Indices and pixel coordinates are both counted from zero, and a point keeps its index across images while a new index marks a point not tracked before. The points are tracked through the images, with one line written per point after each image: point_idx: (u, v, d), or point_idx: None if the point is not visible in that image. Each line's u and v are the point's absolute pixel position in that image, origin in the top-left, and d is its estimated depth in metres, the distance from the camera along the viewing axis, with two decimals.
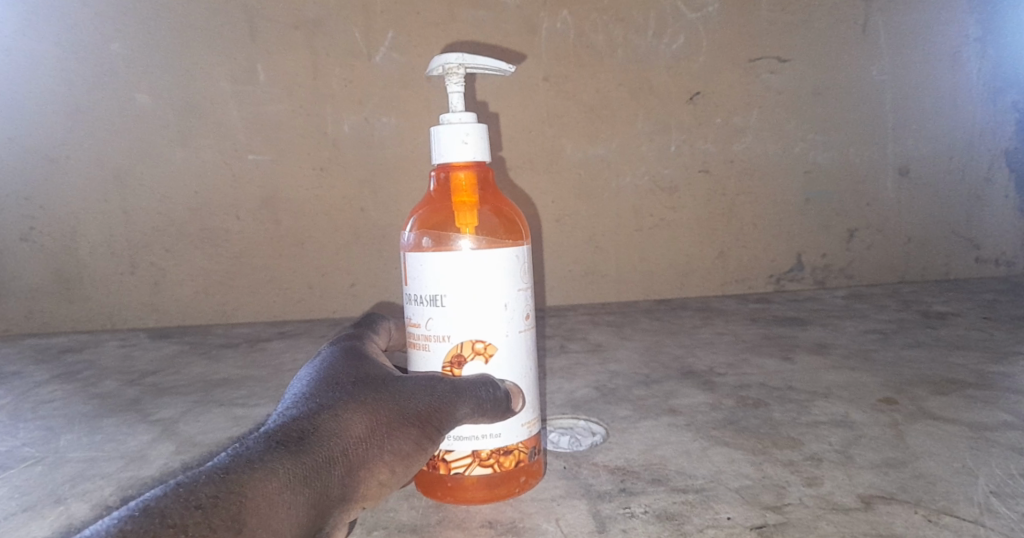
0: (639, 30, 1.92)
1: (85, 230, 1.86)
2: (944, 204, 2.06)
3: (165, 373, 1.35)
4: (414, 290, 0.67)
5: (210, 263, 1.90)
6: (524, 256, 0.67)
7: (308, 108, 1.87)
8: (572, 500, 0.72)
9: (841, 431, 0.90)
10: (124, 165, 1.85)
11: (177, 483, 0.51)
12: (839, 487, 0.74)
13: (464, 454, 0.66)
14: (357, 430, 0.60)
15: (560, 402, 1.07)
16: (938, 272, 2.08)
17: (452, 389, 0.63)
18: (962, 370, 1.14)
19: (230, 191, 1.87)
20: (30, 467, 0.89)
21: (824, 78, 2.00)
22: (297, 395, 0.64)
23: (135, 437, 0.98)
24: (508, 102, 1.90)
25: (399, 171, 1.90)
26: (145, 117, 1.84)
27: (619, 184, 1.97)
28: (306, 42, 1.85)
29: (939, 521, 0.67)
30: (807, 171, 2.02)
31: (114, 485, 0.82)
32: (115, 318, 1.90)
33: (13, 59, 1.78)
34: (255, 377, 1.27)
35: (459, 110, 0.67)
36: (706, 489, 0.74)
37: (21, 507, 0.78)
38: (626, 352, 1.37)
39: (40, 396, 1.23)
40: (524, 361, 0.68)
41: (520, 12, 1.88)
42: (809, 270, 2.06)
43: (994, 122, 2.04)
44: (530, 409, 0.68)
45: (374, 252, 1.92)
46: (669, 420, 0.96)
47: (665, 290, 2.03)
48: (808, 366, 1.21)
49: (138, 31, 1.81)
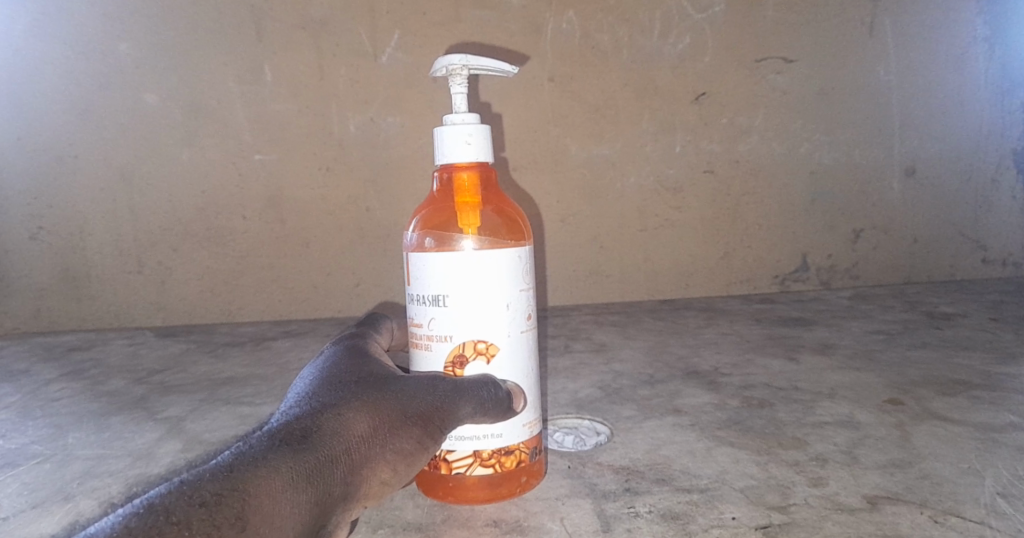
0: (643, 30, 1.92)
1: (92, 228, 1.87)
2: (949, 205, 2.05)
3: (170, 371, 1.36)
4: (416, 290, 0.67)
5: (215, 263, 1.90)
6: (526, 256, 0.68)
7: (313, 108, 1.87)
8: (576, 499, 0.72)
9: (846, 431, 0.90)
10: (131, 164, 1.86)
11: (181, 481, 0.51)
12: (845, 488, 0.74)
13: (466, 454, 0.66)
14: (360, 429, 0.60)
15: (563, 401, 1.07)
16: (943, 272, 2.08)
17: (454, 388, 0.63)
18: (967, 371, 1.14)
19: (235, 191, 1.88)
20: (38, 464, 0.90)
21: (829, 79, 1.99)
22: (299, 394, 0.64)
23: (141, 435, 0.99)
24: (513, 102, 1.90)
25: (403, 171, 1.90)
26: (152, 117, 1.85)
27: (623, 184, 1.97)
28: (312, 42, 1.85)
29: (945, 522, 0.67)
30: (812, 171, 2.02)
31: (121, 483, 0.82)
32: (121, 317, 1.90)
33: (19, 59, 1.79)
34: (260, 376, 1.28)
35: (462, 111, 0.68)
36: (710, 489, 0.74)
37: (29, 504, 0.78)
38: (630, 352, 1.38)
39: (48, 394, 1.24)
40: (525, 361, 0.68)
41: (524, 12, 1.88)
42: (814, 271, 2.05)
43: (999, 122, 2.03)
44: (532, 410, 0.68)
45: (378, 251, 1.92)
46: (673, 420, 0.96)
47: (669, 290, 2.03)
48: (813, 367, 1.20)
49: (144, 31, 1.81)
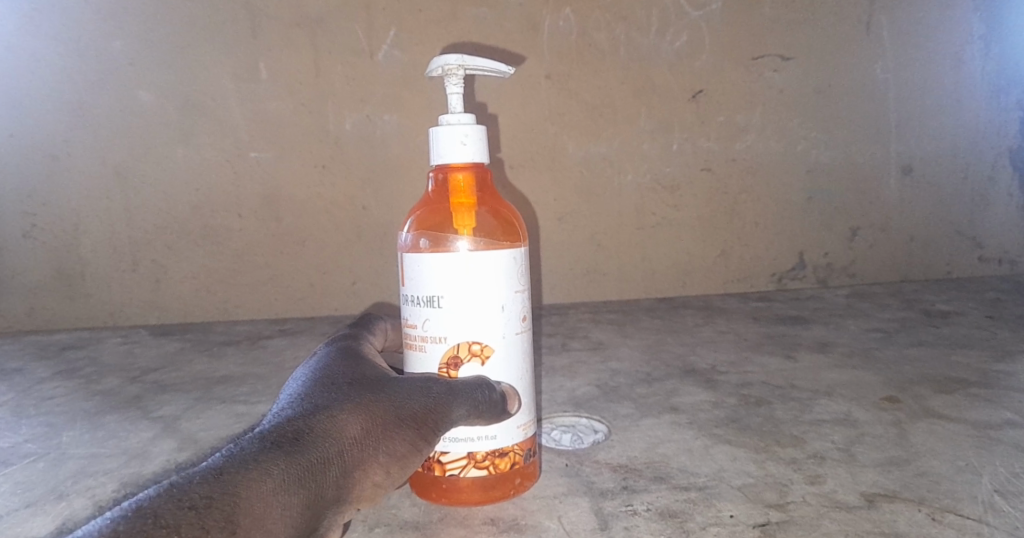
0: (641, 29, 1.92)
1: (87, 227, 1.86)
2: (946, 203, 2.06)
3: (166, 370, 1.35)
4: (411, 291, 0.66)
5: (211, 261, 1.90)
6: (522, 257, 0.67)
7: (310, 106, 1.87)
8: (574, 497, 0.72)
9: (843, 429, 0.90)
10: (127, 162, 1.85)
11: (171, 484, 0.51)
12: (842, 486, 0.74)
13: (460, 456, 0.66)
14: (353, 431, 0.60)
15: (561, 400, 1.07)
16: (940, 271, 2.08)
17: (448, 390, 0.63)
18: (964, 369, 1.14)
19: (231, 189, 1.87)
20: (32, 463, 0.89)
21: (826, 78, 1.99)
22: (292, 395, 0.63)
23: (136, 433, 0.98)
24: (510, 100, 1.90)
25: (400, 170, 1.90)
26: (148, 116, 1.84)
27: (620, 182, 1.97)
28: (308, 40, 1.85)
29: (943, 519, 0.67)
30: (809, 170, 2.02)
31: (115, 482, 0.82)
32: (117, 316, 1.90)
33: (15, 56, 1.78)
34: (256, 375, 1.27)
35: (457, 111, 0.67)
36: (708, 488, 0.74)
37: (23, 503, 0.78)
38: (628, 350, 1.37)
39: (42, 393, 1.23)
40: (520, 363, 0.67)
41: (521, 10, 1.88)
42: (811, 269, 2.06)
43: (996, 120, 2.04)
44: (526, 412, 0.68)
45: (375, 250, 1.92)
46: (671, 418, 0.96)
47: (666, 289, 2.03)
48: (810, 365, 1.20)
49: (140, 28, 1.80)
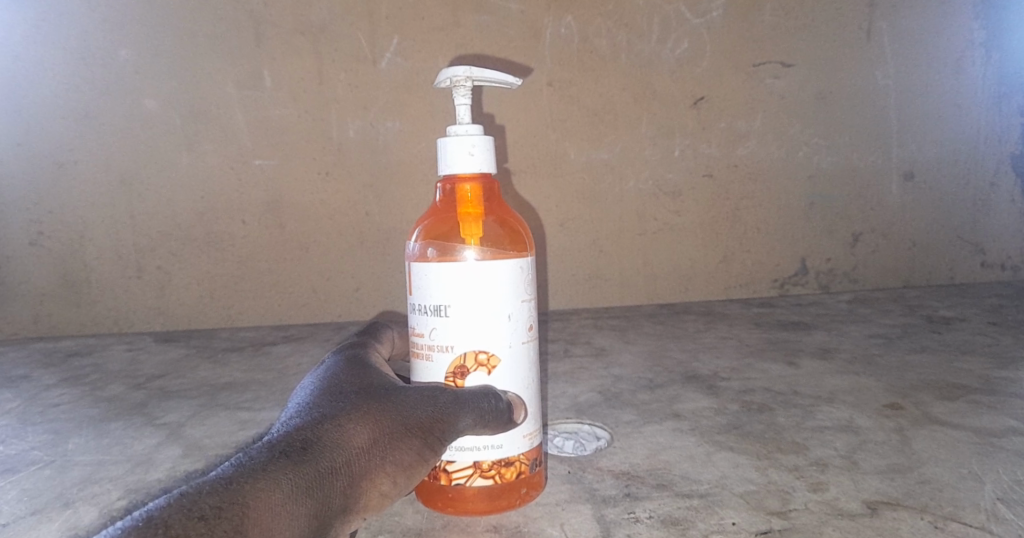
0: (642, 35, 1.93)
1: (91, 234, 1.87)
2: (948, 208, 2.06)
3: (170, 377, 1.36)
4: (418, 299, 0.67)
5: (214, 267, 1.90)
6: (528, 267, 0.68)
7: (313, 113, 1.88)
8: (576, 505, 0.72)
9: (845, 436, 0.90)
10: (133, 168, 1.86)
11: (180, 493, 0.52)
12: (844, 493, 0.74)
13: (466, 465, 0.66)
14: (360, 440, 0.60)
15: (563, 406, 1.07)
16: (943, 276, 2.08)
17: (455, 400, 0.62)
18: (966, 375, 1.14)
19: (235, 195, 1.88)
20: (38, 470, 0.90)
21: (827, 84, 2.00)
22: (300, 404, 0.64)
23: (141, 440, 0.99)
24: (512, 107, 1.90)
25: (403, 176, 1.91)
26: (153, 122, 1.85)
27: (622, 188, 1.97)
28: (312, 47, 1.86)
29: (945, 527, 0.67)
30: (811, 175, 2.02)
31: (120, 489, 0.82)
32: (121, 322, 1.90)
33: (20, 65, 1.79)
34: (259, 381, 1.28)
35: (465, 121, 0.68)
36: (710, 495, 0.74)
37: (28, 510, 0.78)
38: (631, 356, 1.38)
39: (48, 400, 1.24)
40: (526, 372, 0.68)
41: (523, 17, 1.89)
42: (813, 274, 2.06)
43: (997, 126, 2.04)
44: (532, 421, 0.68)
45: (378, 255, 1.93)
46: (673, 425, 0.96)
47: (668, 294, 2.03)
48: (812, 371, 1.21)
49: (143, 36, 1.82)
